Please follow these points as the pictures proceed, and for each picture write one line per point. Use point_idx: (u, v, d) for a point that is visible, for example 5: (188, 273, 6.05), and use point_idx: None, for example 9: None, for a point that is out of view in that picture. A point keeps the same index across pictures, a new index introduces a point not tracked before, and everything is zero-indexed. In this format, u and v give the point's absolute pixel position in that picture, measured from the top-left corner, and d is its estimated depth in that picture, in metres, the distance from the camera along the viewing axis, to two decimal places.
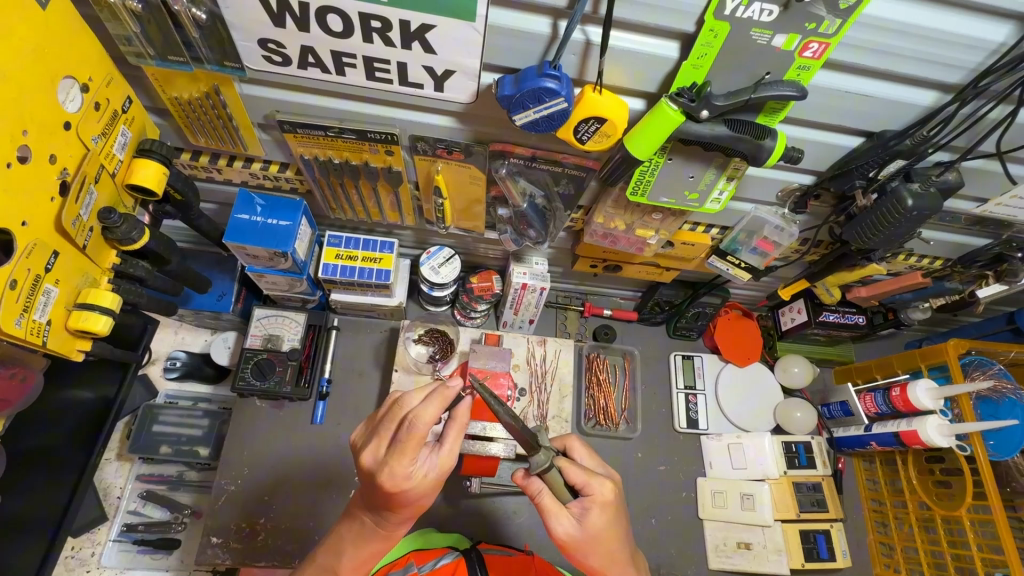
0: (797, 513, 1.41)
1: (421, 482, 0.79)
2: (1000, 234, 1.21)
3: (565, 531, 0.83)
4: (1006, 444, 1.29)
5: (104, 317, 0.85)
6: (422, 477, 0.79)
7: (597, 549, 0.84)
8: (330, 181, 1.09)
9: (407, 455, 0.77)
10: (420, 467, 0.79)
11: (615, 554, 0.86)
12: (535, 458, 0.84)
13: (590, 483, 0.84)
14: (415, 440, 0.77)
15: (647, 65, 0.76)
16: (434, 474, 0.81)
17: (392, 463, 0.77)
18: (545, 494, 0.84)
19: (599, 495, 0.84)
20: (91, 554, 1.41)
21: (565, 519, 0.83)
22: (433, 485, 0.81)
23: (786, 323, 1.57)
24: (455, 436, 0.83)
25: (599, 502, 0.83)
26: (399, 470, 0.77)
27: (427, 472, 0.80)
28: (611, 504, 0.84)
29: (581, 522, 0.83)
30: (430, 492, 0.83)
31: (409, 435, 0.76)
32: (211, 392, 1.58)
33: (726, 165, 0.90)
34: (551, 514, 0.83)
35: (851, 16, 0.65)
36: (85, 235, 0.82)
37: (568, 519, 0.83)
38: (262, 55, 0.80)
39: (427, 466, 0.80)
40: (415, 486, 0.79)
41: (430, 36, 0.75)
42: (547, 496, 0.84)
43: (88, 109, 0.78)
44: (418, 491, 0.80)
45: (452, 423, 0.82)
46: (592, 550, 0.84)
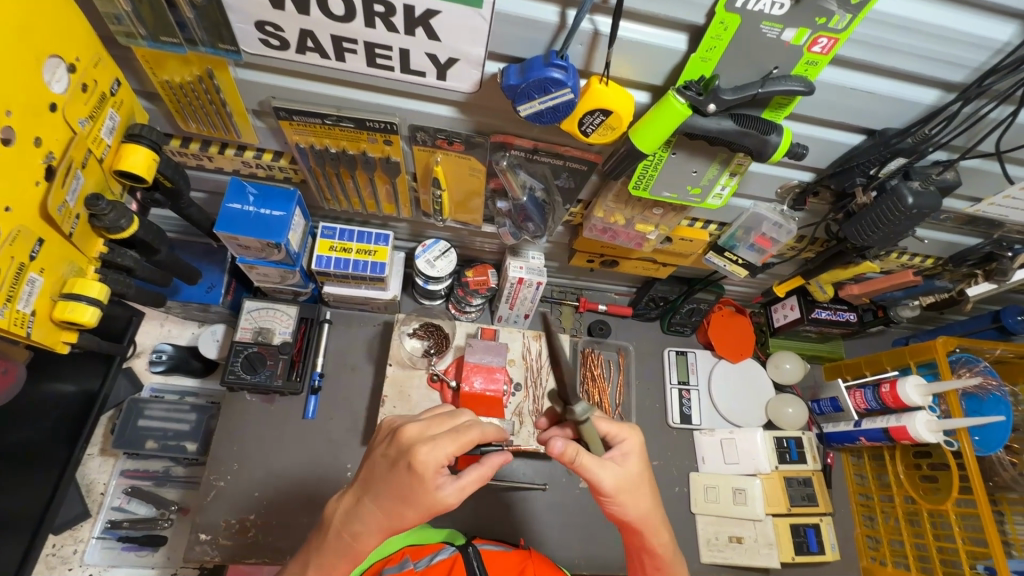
0: (788, 507, 1.44)
1: (429, 492, 0.76)
2: (991, 234, 1.23)
3: (611, 482, 0.84)
4: (990, 440, 1.30)
5: (91, 308, 0.83)
6: (432, 490, 0.76)
7: (638, 495, 0.86)
8: (326, 170, 1.06)
9: (447, 447, 0.77)
10: (438, 479, 0.77)
11: (651, 500, 0.89)
12: (576, 407, 0.85)
13: (620, 431, 0.88)
14: (468, 436, 0.79)
15: (655, 57, 0.75)
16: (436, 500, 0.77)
17: (428, 446, 0.76)
18: (585, 453, 0.82)
19: (630, 441, 0.88)
20: (73, 552, 1.37)
21: (608, 470, 0.84)
22: (431, 506, 0.77)
23: (779, 320, 1.59)
24: (473, 479, 0.80)
25: (632, 448, 0.87)
26: (432, 456, 0.76)
27: (438, 489, 0.77)
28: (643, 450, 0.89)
29: (621, 465, 0.85)
30: (422, 512, 0.78)
31: (469, 431, 0.78)
32: (199, 386, 1.54)
33: (730, 160, 0.90)
34: (593, 469, 0.83)
35: (861, 12, 0.65)
36: (71, 222, 0.79)
37: (609, 471, 0.84)
38: (259, 38, 0.78)
39: (441, 483, 0.77)
40: (423, 489, 0.76)
41: (434, 22, 0.73)
42: (590, 457, 0.83)
43: (74, 91, 0.74)
44: (420, 497, 0.76)
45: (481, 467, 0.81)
46: (631, 502, 0.86)
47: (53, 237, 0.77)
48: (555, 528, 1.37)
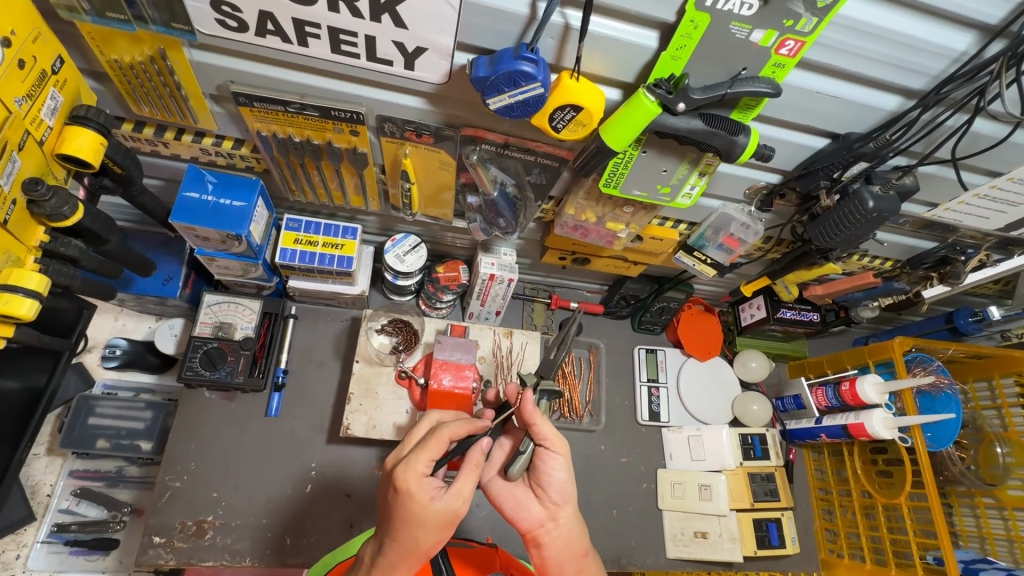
0: (752, 502, 1.47)
1: (422, 502, 0.78)
2: (946, 238, 1.28)
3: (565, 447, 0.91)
4: (942, 436, 1.36)
5: (28, 300, 0.77)
6: (424, 500, 0.78)
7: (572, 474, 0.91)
8: (290, 160, 1.03)
9: (422, 456, 0.80)
10: (424, 489, 0.79)
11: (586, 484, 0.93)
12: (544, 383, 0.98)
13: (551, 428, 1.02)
14: (439, 441, 0.82)
15: (626, 53, 0.74)
16: (437, 508, 0.79)
17: (406, 462, 0.80)
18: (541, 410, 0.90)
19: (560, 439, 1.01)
20: (15, 557, 1.30)
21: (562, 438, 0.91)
22: (433, 520, 0.78)
23: (746, 319, 1.62)
24: (464, 477, 0.82)
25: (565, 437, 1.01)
26: (410, 468, 0.79)
27: (431, 498, 0.79)
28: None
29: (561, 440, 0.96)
30: (429, 530, 0.79)
31: (433, 437, 0.81)
32: (155, 383, 1.48)
33: (699, 160, 0.90)
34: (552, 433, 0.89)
35: (827, 16, 0.66)
36: (6, 208, 0.74)
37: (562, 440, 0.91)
38: (215, 19, 0.74)
39: (431, 492, 0.80)
40: (415, 502, 0.78)
41: (401, 8, 0.71)
42: (550, 426, 0.89)
43: (10, 67, 0.69)
44: (417, 515, 0.78)
45: (466, 463, 0.83)
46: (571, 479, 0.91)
47: None
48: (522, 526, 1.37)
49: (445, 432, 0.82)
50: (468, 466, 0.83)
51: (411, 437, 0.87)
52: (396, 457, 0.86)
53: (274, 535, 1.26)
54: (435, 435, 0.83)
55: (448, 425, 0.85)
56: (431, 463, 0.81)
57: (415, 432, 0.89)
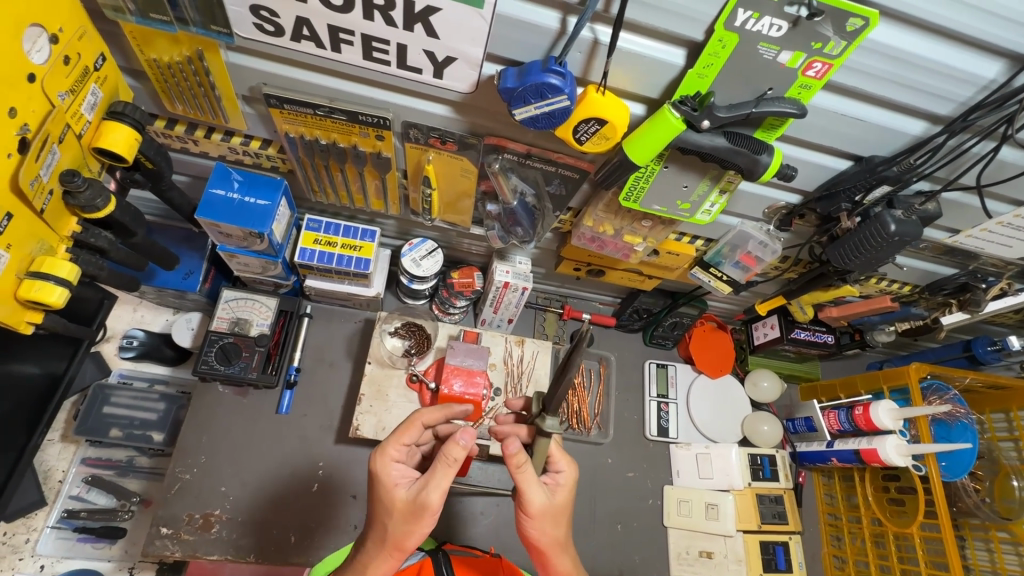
0: (759, 524, 1.44)
1: (386, 486, 0.81)
2: (967, 265, 1.26)
3: (538, 502, 0.80)
4: (957, 466, 1.34)
5: (59, 288, 0.79)
6: (389, 485, 0.81)
7: (556, 523, 0.83)
8: (314, 161, 1.04)
9: (392, 440, 0.85)
10: (392, 474, 0.82)
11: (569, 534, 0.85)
12: (546, 422, 0.82)
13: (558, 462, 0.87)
14: (411, 427, 0.87)
15: (653, 69, 0.75)
16: (403, 494, 0.80)
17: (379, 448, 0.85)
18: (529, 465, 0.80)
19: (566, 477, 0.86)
20: (26, 540, 1.32)
21: (539, 490, 0.81)
22: (398, 505, 0.80)
23: (759, 338, 1.60)
24: (436, 470, 0.79)
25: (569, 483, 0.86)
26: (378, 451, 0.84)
27: (396, 484, 0.81)
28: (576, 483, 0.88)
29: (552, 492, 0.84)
30: (396, 517, 0.80)
31: (407, 422, 0.88)
32: (170, 375, 1.50)
33: (720, 177, 0.90)
34: (529, 483, 0.80)
35: (856, 40, 0.66)
36: (43, 198, 0.76)
37: (540, 491, 0.81)
38: (253, 23, 0.76)
39: (397, 477, 0.82)
40: (381, 486, 0.81)
41: (434, 19, 0.72)
42: (530, 475, 0.80)
43: (56, 63, 0.71)
44: (385, 498, 0.81)
45: (440, 460, 0.78)
46: (553, 528, 0.83)
47: (22, 212, 0.74)
48: None
49: (417, 417, 0.88)
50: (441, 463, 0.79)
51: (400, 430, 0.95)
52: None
53: (278, 533, 1.26)
54: (408, 423, 0.88)
55: (422, 412, 0.90)
56: (402, 449, 0.85)
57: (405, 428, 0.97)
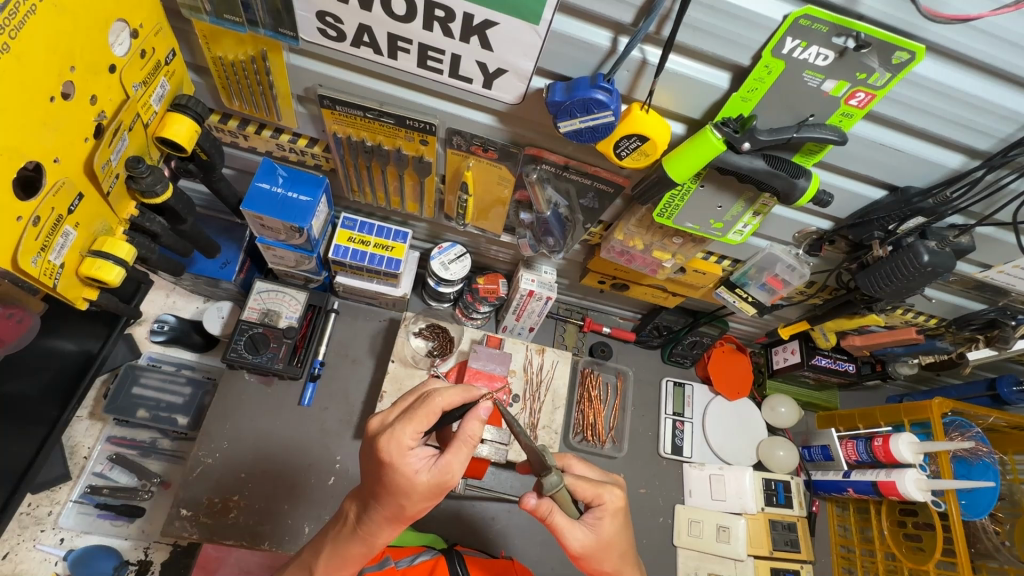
0: (770, 550, 1.43)
1: (408, 475, 0.79)
2: (996, 301, 1.25)
3: (580, 542, 0.85)
4: (976, 505, 1.32)
5: (117, 267, 0.83)
6: (409, 473, 0.79)
7: (608, 555, 0.87)
8: (357, 162, 1.08)
9: (408, 428, 0.80)
10: (411, 462, 0.79)
11: (625, 558, 0.89)
12: (546, 479, 0.84)
13: (601, 493, 0.87)
14: (428, 412, 0.81)
15: (697, 90, 0.78)
16: (425, 478, 0.80)
17: (390, 432, 0.80)
18: (559, 513, 0.84)
19: (610, 503, 0.88)
20: (47, 513, 1.34)
21: (578, 530, 0.85)
22: (420, 490, 0.80)
23: (778, 362, 1.60)
24: (456, 450, 0.81)
25: (611, 510, 0.87)
26: (394, 440, 0.79)
27: (416, 471, 0.79)
28: (621, 511, 0.89)
29: (594, 529, 0.86)
30: (416, 498, 0.81)
31: (423, 409, 0.80)
32: (196, 360, 1.53)
33: (755, 199, 0.92)
34: (564, 529, 0.84)
35: (900, 73, 0.68)
36: (110, 180, 0.80)
37: (581, 531, 0.85)
38: (318, 27, 0.80)
39: (417, 464, 0.80)
40: (400, 473, 0.79)
41: (490, 32, 0.76)
42: (562, 516, 0.84)
43: (134, 55, 0.76)
44: (404, 485, 0.79)
45: (460, 439, 0.81)
46: (607, 558, 0.87)
47: (92, 194, 0.79)
48: (536, 543, 1.38)
49: (436, 402, 0.81)
50: (460, 442, 0.81)
51: (400, 403, 0.87)
52: (382, 422, 0.86)
53: (292, 523, 1.27)
54: (425, 406, 0.81)
55: (439, 394, 0.83)
56: (416, 434, 0.80)
57: (407, 399, 0.89)
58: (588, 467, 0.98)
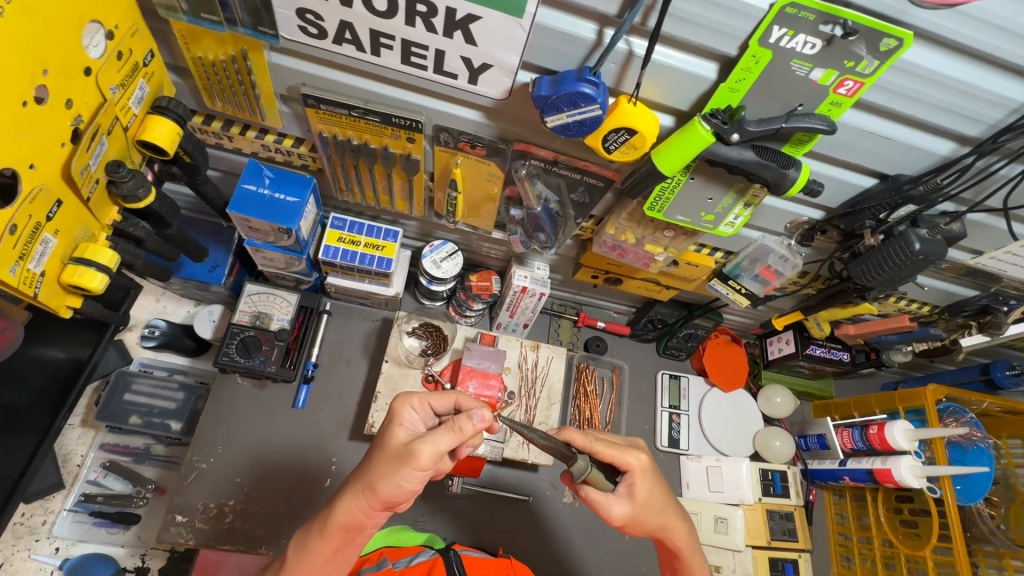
0: (768, 540, 1.43)
1: (393, 424, 0.83)
2: (988, 288, 1.25)
3: (620, 512, 0.86)
4: (971, 490, 1.33)
5: (100, 275, 0.82)
6: (396, 423, 0.83)
7: (653, 515, 0.87)
8: (345, 161, 1.07)
9: (418, 394, 0.88)
10: (403, 415, 0.84)
11: (667, 508, 0.89)
12: (575, 466, 0.81)
13: (625, 458, 0.85)
14: (443, 396, 0.90)
15: (685, 81, 0.77)
16: (403, 436, 0.81)
17: (404, 393, 0.88)
18: (592, 487, 0.86)
19: (637, 466, 0.86)
20: (42, 523, 1.33)
21: (615, 501, 0.85)
22: (392, 444, 0.80)
23: (773, 353, 1.60)
24: (435, 425, 0.78)
25: (639, 472, 0.86)
26: (404, 398, 0.87)
27: (401, 426, 0.83)
28: (650, 470, 0.87)
29: (631, 497, 0.86)
30: (384, 456, 0.80)
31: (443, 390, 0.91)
32: (188, 365, 1.52)
33: (746, 191, 0.91)
34: (600, 502, 0.86)
35: (889, 60, 0.67)
36: (90, 186, 0.79)
37: (619, 501, 0.86)
38: (298, 25, 0.79)
39: (406, 420, 0.84)
40: (389, 424, 0.83)
41: (473, 27, 0.74)
42: (599, 489, 0.86)
43: (110, 57, 0.75)
44: (384, 436, 0.82)
45: (447, 421, 0.78)
46: (650, 520, 0.88)
47: (71, 200, 0.77)
48: (536, 540, 1.38)
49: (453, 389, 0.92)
50: (445, 428, 0.77)
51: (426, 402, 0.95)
52: None
53: (289, 526, 1.27)
54: (445, 393, 0.92)
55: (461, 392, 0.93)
56: (423, 405, 0.88)
57: None
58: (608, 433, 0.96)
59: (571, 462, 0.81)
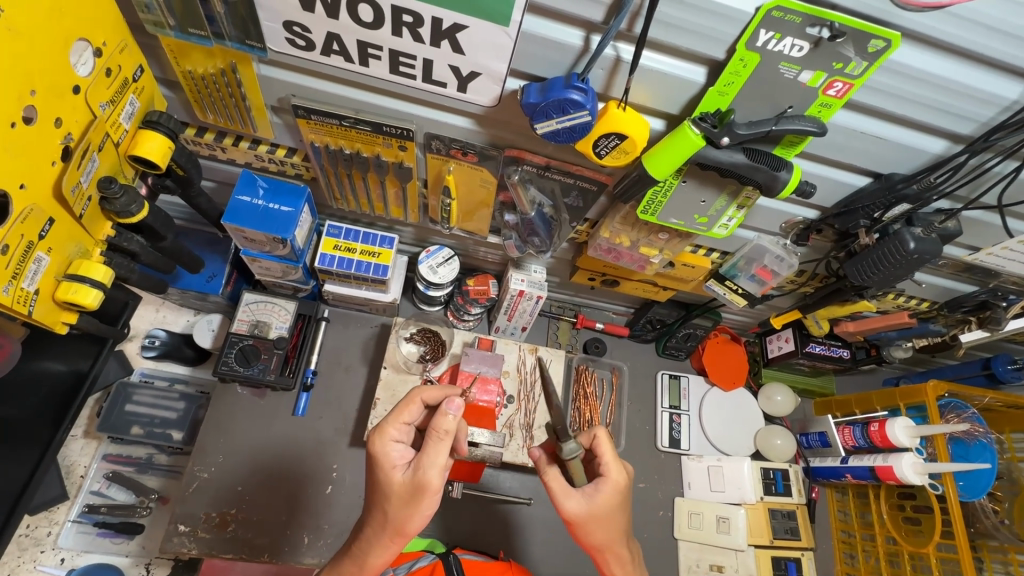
0: (771, 540, 1.41)
1: (385, 470, 0.81)
2: (987, 283, 1.25)
3: (573, 510, 0.84)
4: (974, 486, 1.31)
5: (94, 291, 0.83)
6: (387, 468, 0.81)
7: (602, 528, 0.85)
8: (338, 170, 1.07)
9: (392, 420, 0.84)
10: (391, 455, 0.82)
11: (620, 532, 0.86)
12: (567, 444, 0.84)
13: (609, 466, 0.85)
14: (410, 407, 0.86)
15: (674, 86, 0.77)
16: (402, 477, 0.80)
17: (378, 428, 0.84)
18: (555, 477, 0.85)
19: (614, 478, 0.85)
20: (46, 534, 1.34)
21: (574, 499, 0.84)
22: (397, 490, 0.80)
23: (772, 351, 1.60)
24: (427, 446, 0.79)
25: (612, 484, 0.84)
26: (377, 430, 0.84)
27: (394, 468, 0.81)
28: (624, 488, 0.86)
29: (590, 501, 0.84)
30: (395, 501, 0.80)
31: (404, 399, 0.86)
32: (189, 374, 1.52)
33: (738, 193, 0.91)
34: (560, 495, 0.84)
35: (877, 60, 0.67)
36: (83, 203, 0.80)
37: (576, 499, 0.84)
38: (286, 37, 0.79)
39: (395, 459, 0.82)
40: (380, 469, 0.81)
41: (460, 36, 0.74)
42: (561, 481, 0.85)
43: (98, 75, 0.75)
44: (384, 482, 0.81)
45: (431, 434, 0.78)
46: (596, 532, 0.85)
47: (64, 218, 0.78)
48: (537, 542, 1.38)
49: (416, 394, 0.87)
50: (434, 441, 0.78)
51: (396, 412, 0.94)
52: None
53: (291, 533, 1.29)
54: (407, 401, 0.87)
55: (422, 389, 0.89)
56: (402, 430, 0.85)
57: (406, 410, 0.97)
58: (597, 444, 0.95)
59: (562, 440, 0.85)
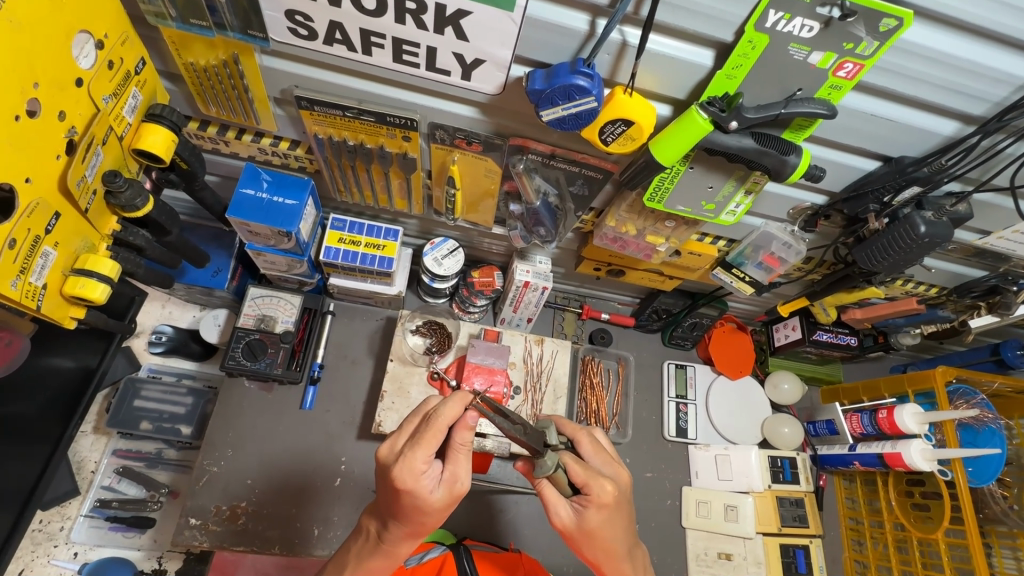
0: (779, 527, 1.43)
1: (424, 497, 0.78)
2: (997, 267, 1.24)
3: (563, 520, 0.84)
4: (983, 471, 1.31)
5: (101, 285, 0.83)
6: (425, 495, 0.78)
7: (594, 544, 0.84)
8: (342, 162, 1.06)
9: (419, 452, 0.77)
10: (427, 483, 0.78)
11: (615, 550, 0.85)
12: (541, 461, 0.82)
13: (591, 483, 0.81)
14: (436, 435, 0.78)
15: (680, 70, 0.76)
16: (439, 495, 0.80)
17: (405, 461, 0.77)
18: (546, 486, 0.85)
19: (598, 496, 0.81)
20: (59, 529, 1.35)
21: (564, 508, 0.84)
22: (436, 506, 0.80)
23: (780, 339, 1.59)
24: (456, 459, 0.81)
25: (596, 503, 0.81)
26: (407, 467, 0.77)
27: (431, 491, 0.79)
28: (611, 506, 0.82)
29: (579, 515, 0.83)
30: (433, 513, 0.81)
31: (429, 431, 0.77)
32: (196, 369, 1.52)
33: (746, 178, 0.90)
34: (551, 504, 0.84)
35: (889, 40, 0.66)
36: (88, 197, 0.79)
37: (567, 509, 0.84)
38: (288, 27, 0.78)
39: (431, 484, 0.79)
40: (417, 497, 0.78)
41: (464, 22, 0.73)
42: (553, 488, 0.85)
43: (101, 67, 0.74)
44: (422, 506, 0.79)
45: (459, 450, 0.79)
46: (592, 544, 0.85)
47: (69, 212, 0.78)
48: (543, 533, 1.39)
49: (440, 422, 0.78)
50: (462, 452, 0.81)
51: (405, 427, 0.85)
52: (391, 450, 0.83)
53: (302, 526, 1.29)
54: (431, 428, 0.78)
55: (440, 411, 0.79)
56: (429, 456, 0.79)
57: (412, 421, 0.86)
58: (595, 450, 0.90)
59: (539, 456, 0.82)
